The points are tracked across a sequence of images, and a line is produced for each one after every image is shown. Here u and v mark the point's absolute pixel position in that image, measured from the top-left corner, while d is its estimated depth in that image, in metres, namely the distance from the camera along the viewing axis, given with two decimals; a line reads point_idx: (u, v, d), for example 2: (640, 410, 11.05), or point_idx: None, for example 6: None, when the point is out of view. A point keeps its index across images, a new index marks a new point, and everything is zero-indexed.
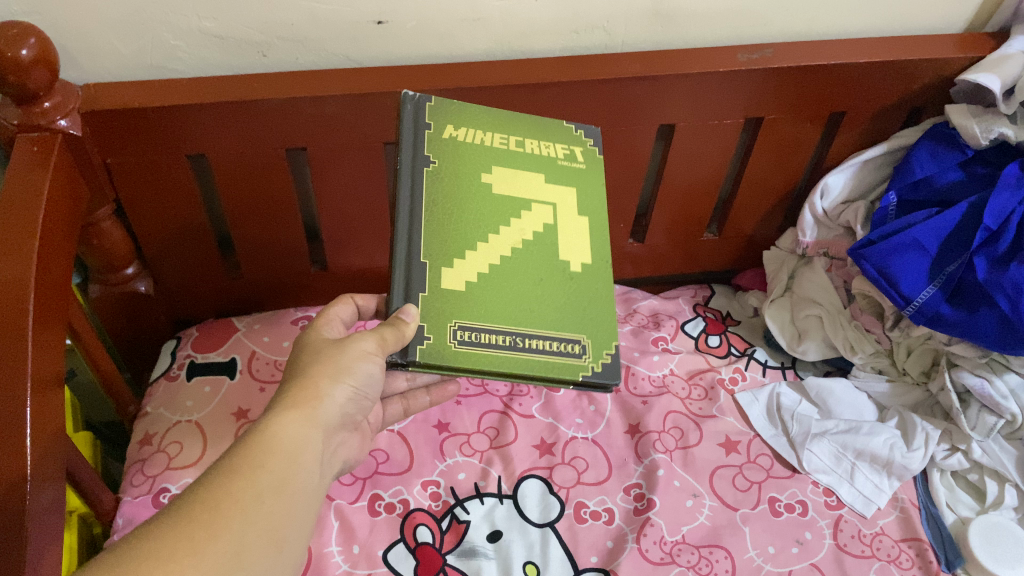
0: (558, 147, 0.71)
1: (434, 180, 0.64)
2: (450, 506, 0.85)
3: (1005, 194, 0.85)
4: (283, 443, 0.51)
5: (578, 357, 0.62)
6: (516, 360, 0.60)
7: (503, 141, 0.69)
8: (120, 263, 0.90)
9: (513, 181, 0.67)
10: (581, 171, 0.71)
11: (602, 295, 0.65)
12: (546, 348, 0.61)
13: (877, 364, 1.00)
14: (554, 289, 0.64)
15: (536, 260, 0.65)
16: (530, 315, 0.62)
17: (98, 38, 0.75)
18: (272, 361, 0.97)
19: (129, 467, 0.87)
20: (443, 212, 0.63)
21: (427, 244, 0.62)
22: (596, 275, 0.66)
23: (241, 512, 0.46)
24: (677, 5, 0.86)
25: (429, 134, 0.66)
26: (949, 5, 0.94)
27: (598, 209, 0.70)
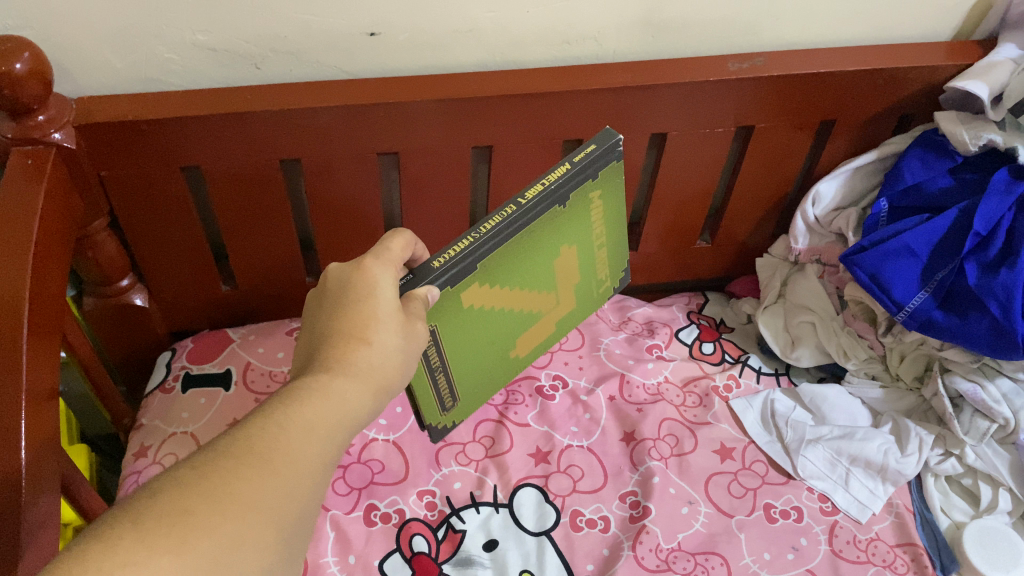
0: (604, 267, 0.81)
1: (547, 226, 0.68)
2: (446, 516, 0.86)
3: (995, 200, 0.86)
4: (346, 413, 0.48)
5: (440, 408, 0.73)
6: (418, 379, 0.68)
7: (597, 232, 0.76)
8: (115, 275, 0.90)
9: (565, 261, 0.74)
10: (588, 292, 0.81)
11: (499, 379, 0.79)
12: (439, 387, 0.71)
13: (870, 370, 1.00)
14: (486, 352, 0.74)
15: (507, 323, 0.74)
16: (456, 357, 0.71)
17: (93, 52, 0.76)
18: (267, 372, 0.97)
19: (124, 479, 0.87)
20: (526, 243, 0.67)
21: (491, 260, 0.65)
22: (510, 367, 0.79)
23: (296, 464, 0.43)
24: (667, 15, 0.87)
25: (589, 182, 0.69)
26: (938, 13, 0.94)
27: (567, 330, 0.83)
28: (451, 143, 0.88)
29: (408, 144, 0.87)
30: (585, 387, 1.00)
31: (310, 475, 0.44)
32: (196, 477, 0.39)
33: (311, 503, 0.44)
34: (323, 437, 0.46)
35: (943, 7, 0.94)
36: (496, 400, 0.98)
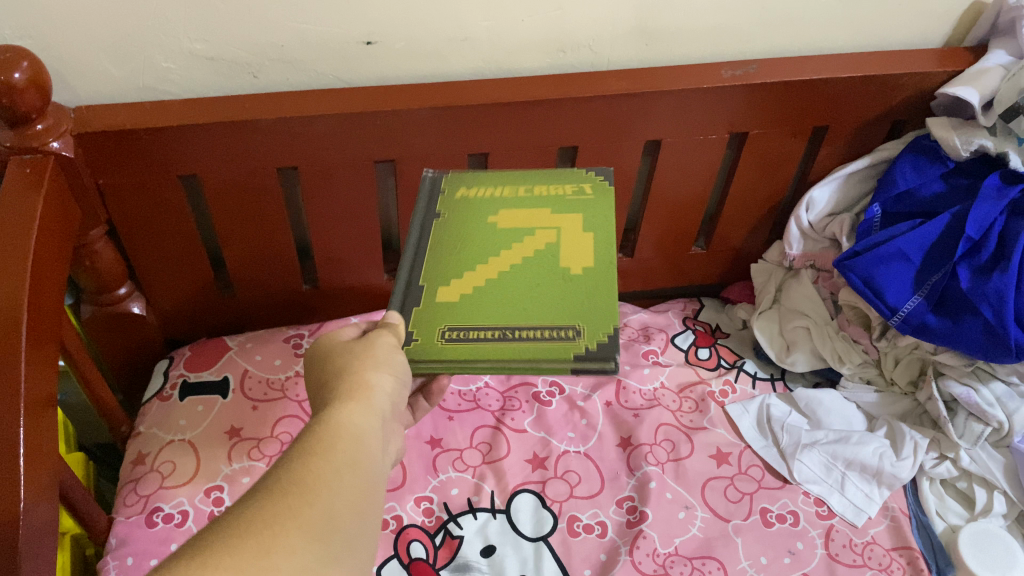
0: (569, 186, 0.73)
1: (439, 227, 0.69)
2: (443, 522, 0.86)
3: (987, 204, 0.86)
4: (346, 429, 0.49)
5: (570, 340, 0.59)
6: (509, 348, 0.59)
7: (517, 190, 0.72)
8: (113, 283, 0.90)
9: (518, 218, 0.70)
10: (586, 201, 0.71)
11: (602, 286, 0.64)
12: (538, 336, 0.60)
13: (865, 374, 1.01)
14: (551, 290, 0.64)
15: (534, 271, 0.66)
16: (521, 315, 0.62)
17: (91, 62, 0.76)
18: (264, 380, 0.97)
19: (122, 487, 0.87)
20: (448, 247, 0.67)
21: (426, 271, 0.65)
22: (599, 273, 0.65)
23: (328, 490, 0.44)
24: (661, 23, 0.88)
25: (443, 193, 0.72)
26: (928, 20, 0.95)
27: (607, 226, 0.69)
28: (448, 150, 0.89)
29: (405, 151, 0.87)
30: (581, 393, 1.00)
31: (343, 495, 0.45)
32: (238, 524, 0.40)
33: (353, 519, 0.44)
34: (348, 461, 0.47)
35: (933, 14, 0.95)
36: (493, 406, 0.98)
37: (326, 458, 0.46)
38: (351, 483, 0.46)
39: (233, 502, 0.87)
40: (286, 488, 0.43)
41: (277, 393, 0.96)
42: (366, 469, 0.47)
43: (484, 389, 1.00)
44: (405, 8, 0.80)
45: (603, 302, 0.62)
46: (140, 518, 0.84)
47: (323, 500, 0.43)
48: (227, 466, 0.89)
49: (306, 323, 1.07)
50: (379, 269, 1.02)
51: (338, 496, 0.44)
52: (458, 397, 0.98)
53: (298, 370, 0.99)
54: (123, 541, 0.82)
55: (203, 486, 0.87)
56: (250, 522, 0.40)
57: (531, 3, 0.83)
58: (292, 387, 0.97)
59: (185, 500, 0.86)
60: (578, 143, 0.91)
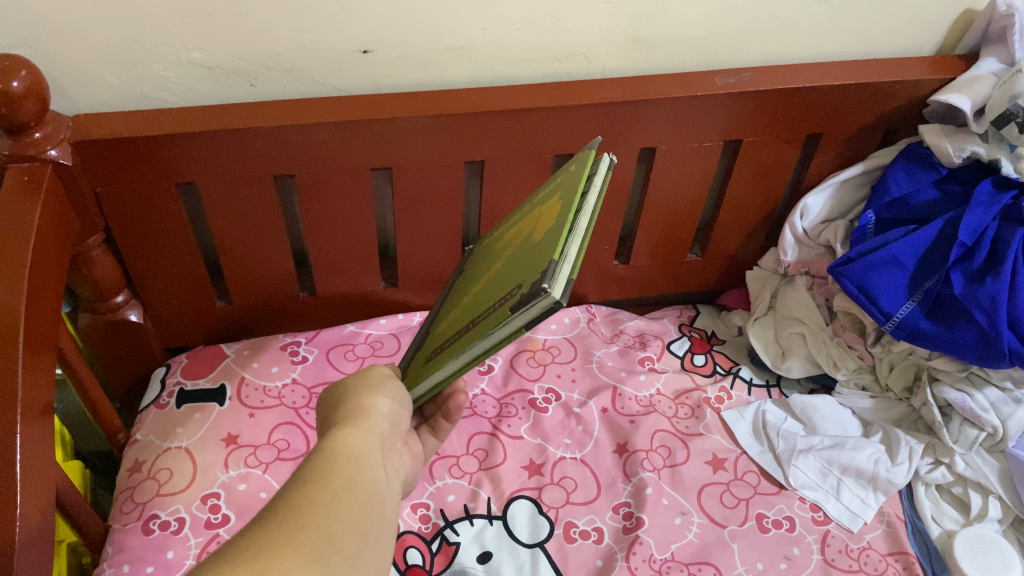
0: (563, 171, 0.65)
1: (459, 283, 0.72)
2: (440, 528, 0.86)
3: (979, 210, 0.87)
4: (346, 451, 0.49)
5: (514, 293, 0.50)
6: (464, 338, 0.53)
7: (522, 207, 0.69)
8: (110, 291, 0.90)
9: (514, 230, 0.66)
10: (573, 167, 0.62)
11: (549, 236, 0.53)
12: (491, 310, 0.53)
13: (860, 380, 1.01)
14: (516, 265, 0.56)
15: (513, 257, 0.59)
16: (483, 303, 0.56)
17: (89, 70, 0.77)
18: (261, 387, 0.98)
19: (119, 495, 0.87)
20: (458, 290, 0.70)
21: (438, 321, 0.69)
22: (555, 223, 0.54)
23: (326, 510, 0.44)
24: (656, 32, 0.89)
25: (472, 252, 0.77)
26: (920, 29, 0.96)
27: (576, 178, 0.58)
28: (444, 158, 0.89)
29: (401, 159, 0.88)
30: (577, 400, 1.01)
31: (342, 514, 0.44)
32: (236, 549, 0.40)
33: (355, 537, 0.44)
34: (346, 481, 0.46)
35: (925, 23, 0.96)
36: (489, 413, 0.98)
37: (323, 480, 0.46)
38: (351, 502, 0.46)
39: (230, 509, 0.87)
40: (284, 511, 0.43)
41: (274, 400, 0.97)
42: (367, 488, 0.47)
43: (480, 397, 1.00)
44: (401, 16, 0.81)
45: (553, 243, 0.52)
46: (137, 526, 0.84)
47: (322, 520, 0.43)
48: (224, 472, 0.89)
49: (303, 331, 1.07)
50: (376, 277, 1.03)
51: (337, 514, 0.44)
52: None
53: (295, 377, 0.99)
54: (120, 549, 0.82)
55: (200, 494, 0.87)
56: (247, 544, 0.40)
57: (526, 12, 0.84)
58: (289, 393, 0.98)
59: (182, 507, 0.86)
60: (573, 151, 0.92)
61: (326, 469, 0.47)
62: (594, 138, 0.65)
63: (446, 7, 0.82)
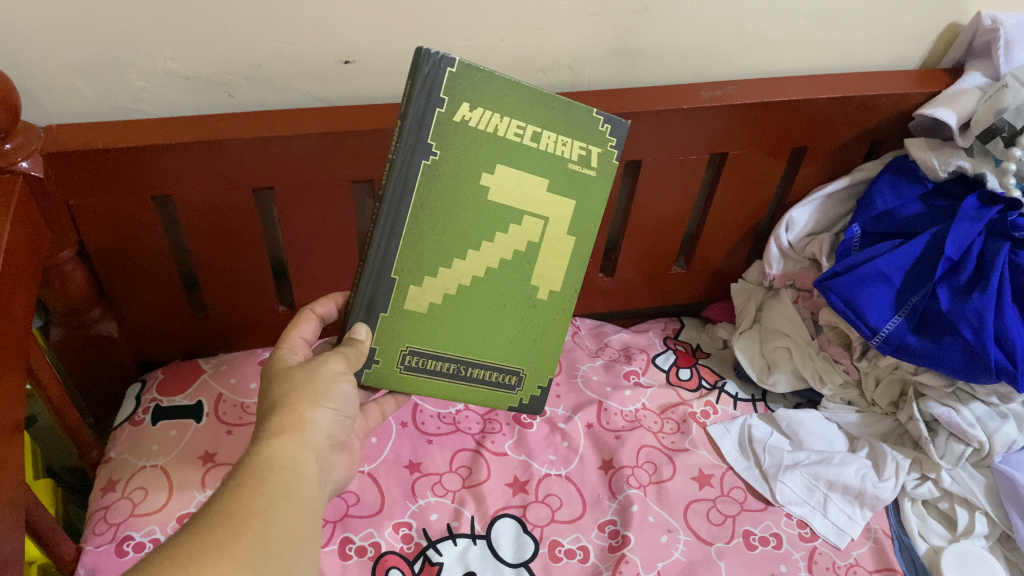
0: (575, 146, 0.64)
1: (422, 190, 0.61)
2: (422, 548, 0.84)
3: (965, 225, 0.86)
4: (285, 460, 0.52)
5: (511, 389, 0.72)
6: (455, 388, 0.70)
7: (517, 131, 0.62)
8: (84, 305, 0.88)
9: (511, 188, 0.63)
10: (588, 181, 0.66)
11: (553, 328, 0.71)
12: (487, 378, 0.71)
13: (846, 395, 1.00)
14: (512, 315, 0.69)
15: (506, 284, 0.67)
16: (481, 346, 0.69)
17: (62, 81, 0.75)
18: (239, 404, 0.95)
19: (92, 515, 0.85)
20: (426, 220, 0.62)
21: (399, 261, 0.63)
22: (556, 305, 0.70)
23: (262, 521, 0.48)
24: (641, 43, 0.88)
25: (439, 113, 0.59)
26: (905, 42, 0.96)
27: (589, 228, 0.68)
28: None
29: (385, 171, 0.87)
30: (562, 415, 0.99)
31: (276, 524, 0.49)
32: (176, 548, 0.45)
33: (288, 547, 0.48)
34: (284, 492, 0.51)
35: (910, 36, 0.96)
36: (472, 429, 0.97)
37: (260, 489, 0.50)
38: (286, 512, 0.50)
39: None
40: (221, 516, 0.47)
41: (252, 417, 0.95)
42: (301, 499, 0.51)
43: (463, 412, 0.99)
44: (383, 27, 0.80)
45: (553, 338, 0.71)
46: (110, 548, 0.81)
47: (257, 531, 0.47)
48: (201, 492, 0.87)
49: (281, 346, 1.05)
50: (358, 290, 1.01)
51: (271, 525, 0.48)
52: (438, 421, 0.97)
53: None
54: (93, 572, 0.79)
55: (176, 514, 0.85)
56: (187, 545, 0.45)
57: (512, 23, 0.83)
58: None
59: (157, 527, 0.83)
60: None
61: (262, 479, 0.50)
62: (620, 122, 0.65)
63: (429, 17, 0.80)
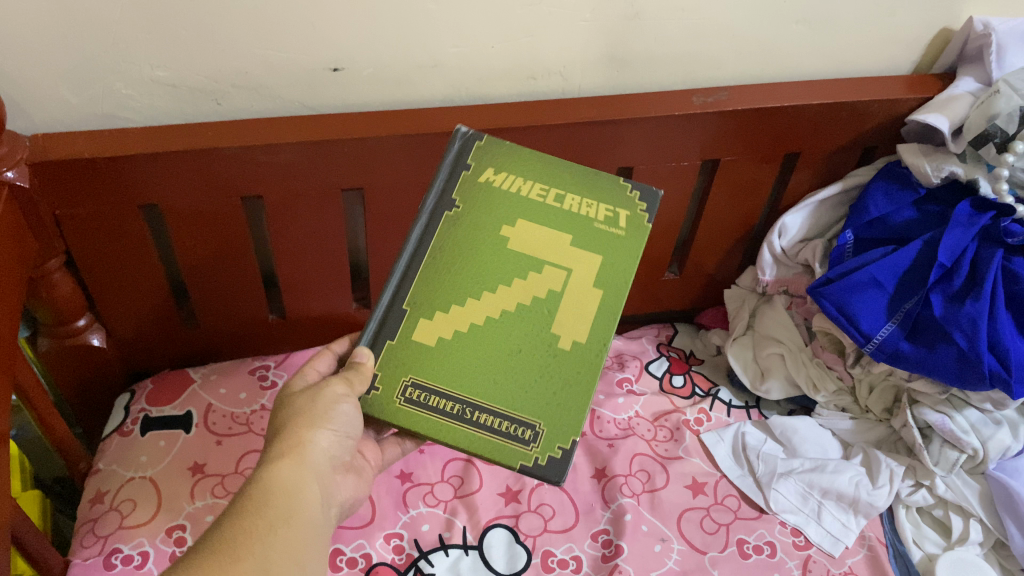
0: (601, 209, 0.67)
1: (445, 233, 0.65)
2: (414, 559, 0.84)
3: (958, 231, 0.86)
4: (284, 483, 0.55)
5: (524, 444, 0.61)
6: (459, 433, 0.61)
7: (541, 193, 0.67)
8: (71, 315, 0.87)
9: (532, 237, 0.66)
10: (617, 243, 0.66)
11: (577, 379, 0.63)
12: (495, 428, 0.61)
13: (840, 402, 1.00)
14: (529, 360, 0.63)
15: (522, 326, 0.64)
16: (488, 385, 0.62)
17: (48, 90, 0.74)
18: (229, 414, 0.95)
19: (79, 527, 0.84)
20: (446, 259, 0.65)
21: (415, 292, 0.64)
22: (580, 356, 0.63)
23: (262, 543, 0.51)
24: (632, 50, 0.87)
25: (465, 175, 0.67)
26: (897, 47, 0.96)
27: (616, 281, 0.65)
28: (417, 179, 0.87)
29: (374, 180, 0.86)
30: None
31: (276, 548, 0.51)
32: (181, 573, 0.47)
33: (289, 567, 0.51)
34: (283, 514, 0.53)
35: (902, 41, 0.95)
36: None
37: (260, 512, 0.52)
38: (286, 535, 0.52)
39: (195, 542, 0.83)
40: (223, 540, 0.50)
41: (242, 427, 0.94)
42: (301, 520, 0.54)
43: None
44: (372, 35, 0.79)
45: (573, 387, 0.62)
46: (98, 561, 0.80)
47: (257, 554, 0.50)
48: (190, 503, 0.86)
49: (271, 354, 1.04)
50: (347, 298, 1.00)
51: (268, 548, 0.51)
52: None
53: (264, 403, 0.96)
54: None
55: (165, 526, 0.84)
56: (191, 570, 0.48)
57: (501, 30, 0.82)
58: (257, 420, 0.95)
59: (146, 540, 0.82)
60: None
61: (261, 503, 0.53)
62: (651, 191, 0.68)
63: (418, 25, 0.80)
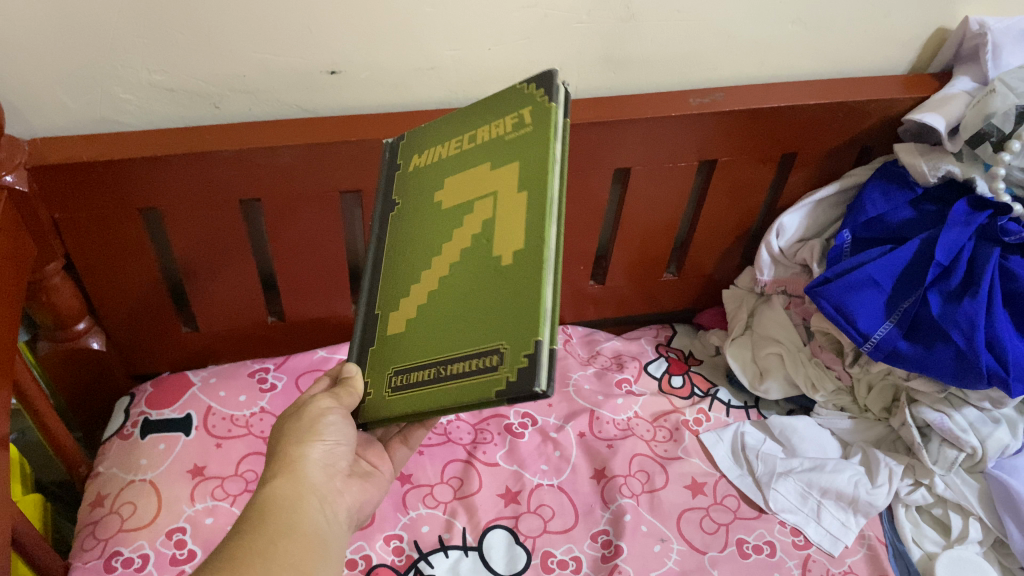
0: (508, 120, 0.60)
1: (393, 228, 0.65)
2: (414, 561, 0.84)
3: (955, 229, 0.86)
4: (280, 501, 0.55)
5: (493, 370, 0.51)
6: (435, 392, 0.55)
7: (457, 145, 0.63)
8: (71, 319, 0.88)
9: (460, 188, 0.61)
10: (526, 135, 0.57)
11: (530, 283, 0.52)
12: (466, 368, 0.53)
13: (839, 402, 1.00)
14: (482, 291, 0.55)
15: (468, 267, 0.57)
16: (453, 335, 0.56)
17: (47, 95, 0.74)
18: (228, 416, 0.95)
19: (80, 531, 0.84)
20: (396, 252, 0.64)
21: (381, 295, 0.64)
22: (525, 259, 0.53)
23: (263, 557, 0.50)
24: (628, 52, 0.88)
25: (400, 173, 0.67)
26: (893, 47, 0.96)
27: (537, 172, 0.55)
28: None
29: (372, 182, 0.86)
30: (554, 424, 0.99)
31: (277, 560, 0.51)
32: None
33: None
34: (282, 529, 0.53)
35: (898, 41, 0.95)
36: (464, 440, 0.97)
37: (259, 530, 0.52)
38: (287, 547, 0.52)
39: (195, 544, 0.84)
40: (223, 560, 0.50)
41: (242, 429, 0.94)
42: (301, 533, 0.54)
43: (455, 422, 0.98)
44: (369, 37, 0.79)
45: (536, 295, 0.51)
46: (99, 564, 0.81)
47: (258, 567, 0.50)
48: (190, 506, 0.86)
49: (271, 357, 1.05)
50: (346, 300, 1.00)
51: (273, 560, 0.51)
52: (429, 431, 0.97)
53: (263, 406, 0.97)
54: None
55: (165, 528, 0.84)
56: None
57: (498, 32, 0.83)
58: (257, 423, 0.95)
59: (145, 543, 0.83)
60: None
61: (261, 521, 0.53)
62: (547, 73, 0.59)
63: (415, 28, 0.80)
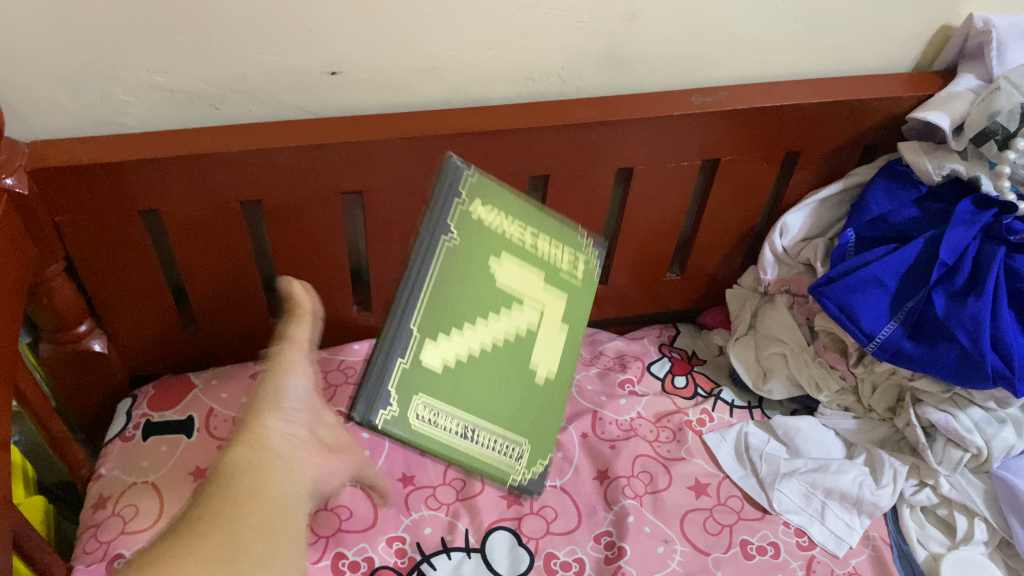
0: (567, 257, 0.64)
1: (445, 255, 0.54)
2: (417, 562, 0.84)
3: (960, 229, 0.86)
4: (241, 463, 0.54)
5: (513, 468, 0.57)
6: (463, 456, 0.53)
7: (521, 233, 0.59)
8: (72, 321, 0.87)
9: (519, 277, 0.58)
10: (579, 283, 0.65)
11: (548, 414, 0.62)
12: (496, 450, 0.56)
13: (843, 402, 1.00)
14: (514, 397, 0.58)
15: (509, 364, 0.58)
16: (484, 408, 0.55)
17: (46, 97, 0.74)
18: (231, 418, 0.94)
19: (82, 533, 0.84)
20: (449, 290, 0.54)
21: (425, 314, 0.52)
22: (552, 392, 0.62)
23: (230, 515, 0.50)
24: (631, 51, 0.87)
25: (459, 204, 0.56)
26: (897, 45, 0.95)
27: (579, 321, 0.64)
28: (416, 182, 0.87)
29: (373, 183, 0.86)
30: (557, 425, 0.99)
31: (247, 517, 0.50)
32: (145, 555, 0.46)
33: (262, 532, 0.49)
34: (250, 487, 0.52)
35: (902, 39, 0.95)
36: None
37: (223, 489, 0.51)
38: (258, 504, 0.51)
39: None
40: (184, 522, 0.49)
41: None
42: (270, 495, 0.53)
43: None
44: (369, 37, 0.79)
45: (547, 437, 0.62)
46: (100, 566, 0.80)
47: (224, 522, 0.49)
48: None
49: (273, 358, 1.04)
50: (348, 301, 1.00)
51: (241, 514, 0.50)
52: None
53: None
54: None
55: (167, 531, 0.84)
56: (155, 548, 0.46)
57: (498, 32, 0.82)
58: None
59: (148, 545, 0.82)
60: (547, 173, 0.91)
61: (222, 486, 0.52)
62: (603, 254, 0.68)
63: (415, 28, 0.79)
